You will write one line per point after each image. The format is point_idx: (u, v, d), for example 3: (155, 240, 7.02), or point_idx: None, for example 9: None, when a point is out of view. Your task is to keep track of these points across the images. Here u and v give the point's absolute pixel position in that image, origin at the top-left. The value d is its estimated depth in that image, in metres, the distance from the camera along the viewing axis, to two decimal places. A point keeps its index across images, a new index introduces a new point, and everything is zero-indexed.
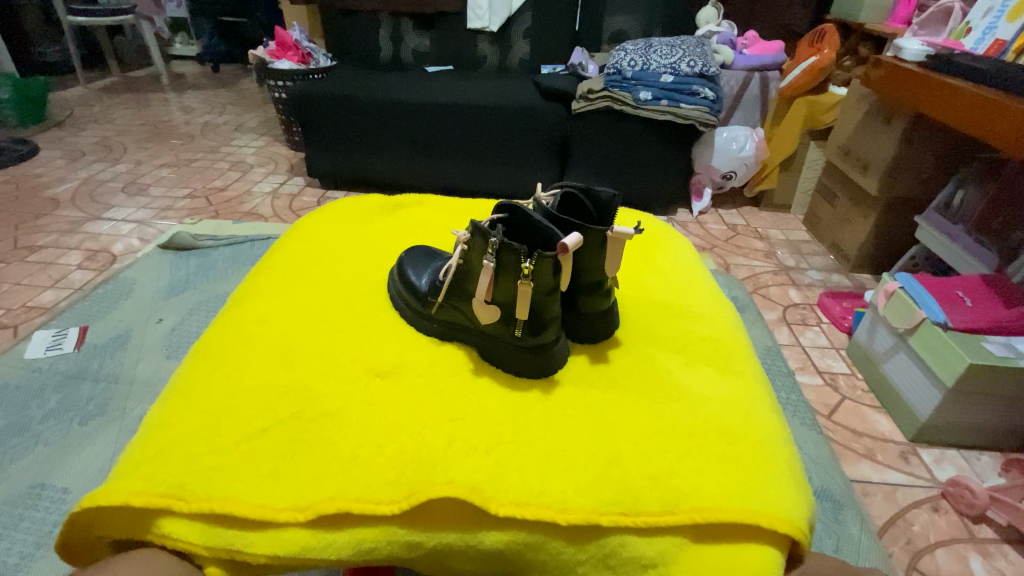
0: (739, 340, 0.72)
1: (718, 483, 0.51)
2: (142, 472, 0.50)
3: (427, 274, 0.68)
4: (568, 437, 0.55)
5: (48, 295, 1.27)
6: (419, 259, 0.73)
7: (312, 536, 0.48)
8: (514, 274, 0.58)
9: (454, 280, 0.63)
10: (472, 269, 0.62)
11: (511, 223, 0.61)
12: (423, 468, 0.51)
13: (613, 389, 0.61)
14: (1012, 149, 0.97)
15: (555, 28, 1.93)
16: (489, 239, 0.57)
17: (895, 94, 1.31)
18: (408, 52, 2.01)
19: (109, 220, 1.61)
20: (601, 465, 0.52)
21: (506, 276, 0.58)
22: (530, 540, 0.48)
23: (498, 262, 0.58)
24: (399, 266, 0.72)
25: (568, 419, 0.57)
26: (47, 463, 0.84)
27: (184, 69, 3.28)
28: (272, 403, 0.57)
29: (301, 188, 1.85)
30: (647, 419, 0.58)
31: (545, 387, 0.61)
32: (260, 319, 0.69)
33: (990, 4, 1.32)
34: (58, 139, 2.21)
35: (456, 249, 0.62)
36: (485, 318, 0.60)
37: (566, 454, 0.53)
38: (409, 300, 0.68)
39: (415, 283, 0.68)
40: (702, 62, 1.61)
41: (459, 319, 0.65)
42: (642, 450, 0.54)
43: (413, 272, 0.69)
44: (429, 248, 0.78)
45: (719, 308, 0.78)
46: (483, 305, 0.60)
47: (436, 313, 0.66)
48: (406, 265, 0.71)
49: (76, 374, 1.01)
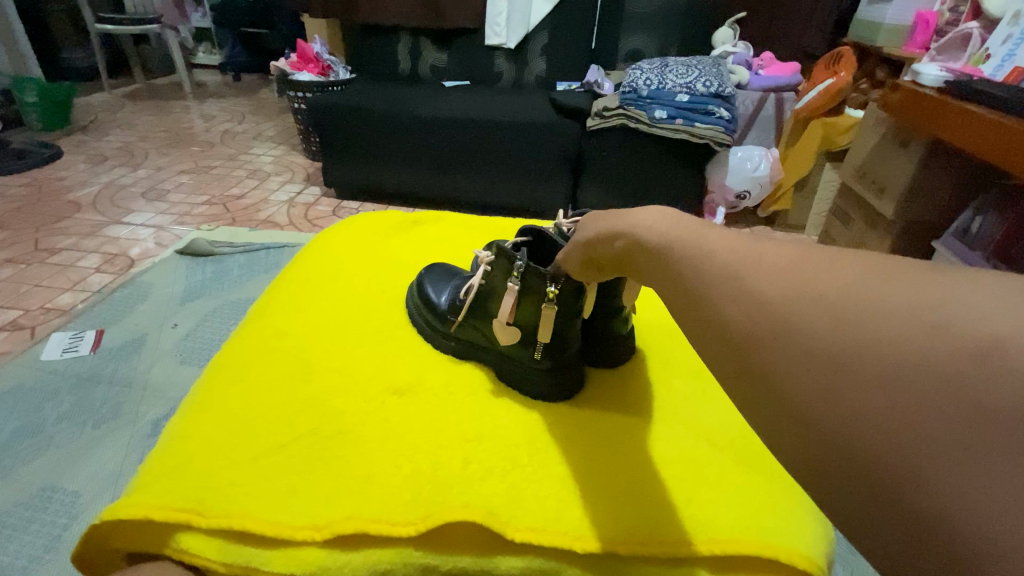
0: None
1: (736, 515, 0.50)
2: (161, 486, 0.51)
3: (451, 290, 0.69)
4: (577, 456, 0.55)
5: (66, 297, 1.30)
6: (438, 276, 0.73)
7: (327, 556, 0.47)
8: (538, 298, 0.57)
9: (476, 299, 0.64)
10: (496, 290, 0.62)
11: (536, 246, 0.62)
12: (439, 489, 0.51)
13: (621, 412, 0.61)
14: None
15: (570, 46, 1.95)
16: (516, 261, 0.57)
17: (914, 119, 1.30)
18: (426, 67, 2.04)
19: (128, 224, 1.64)
20: (617, 492, 0.52)
21: (529, 300, 0.58)
22: (546, 567, 0.48)
23: (523, 286, 0.58)
24: (419, 281, 0.73)
25: (585, 442, 0.57)
26: (59, 466, 0.85)
27: (207, 77, 3.35)
28: (290, 419, 0.57)
29: (317, 198, 1.87)
30: (658, 447, 0.57)
31: (563, 409, 0.61)
32: (281, 332, 0.70)
33: (1009, 31, 1.32)
34: (82, 144, 2.26)
35: (478, 269, 0.63)
36: (506, 339, 0.61)
37: (566, 476, 0.53)
38: (426, 316, 0.69)
39: (435, 299, 0.68)
40: (718, 83, 1.60)
41: (478, 339, 0.65)
42: (648, 478, 0.54)
43: (432, 289, 0.70)
44: (448, 264, 0.78)
45: None
46: (504, 325, 0.60)
47: (455, 330, 0.66)
48: (428, 282, 0.71)
49: (90, 377, 1.02)
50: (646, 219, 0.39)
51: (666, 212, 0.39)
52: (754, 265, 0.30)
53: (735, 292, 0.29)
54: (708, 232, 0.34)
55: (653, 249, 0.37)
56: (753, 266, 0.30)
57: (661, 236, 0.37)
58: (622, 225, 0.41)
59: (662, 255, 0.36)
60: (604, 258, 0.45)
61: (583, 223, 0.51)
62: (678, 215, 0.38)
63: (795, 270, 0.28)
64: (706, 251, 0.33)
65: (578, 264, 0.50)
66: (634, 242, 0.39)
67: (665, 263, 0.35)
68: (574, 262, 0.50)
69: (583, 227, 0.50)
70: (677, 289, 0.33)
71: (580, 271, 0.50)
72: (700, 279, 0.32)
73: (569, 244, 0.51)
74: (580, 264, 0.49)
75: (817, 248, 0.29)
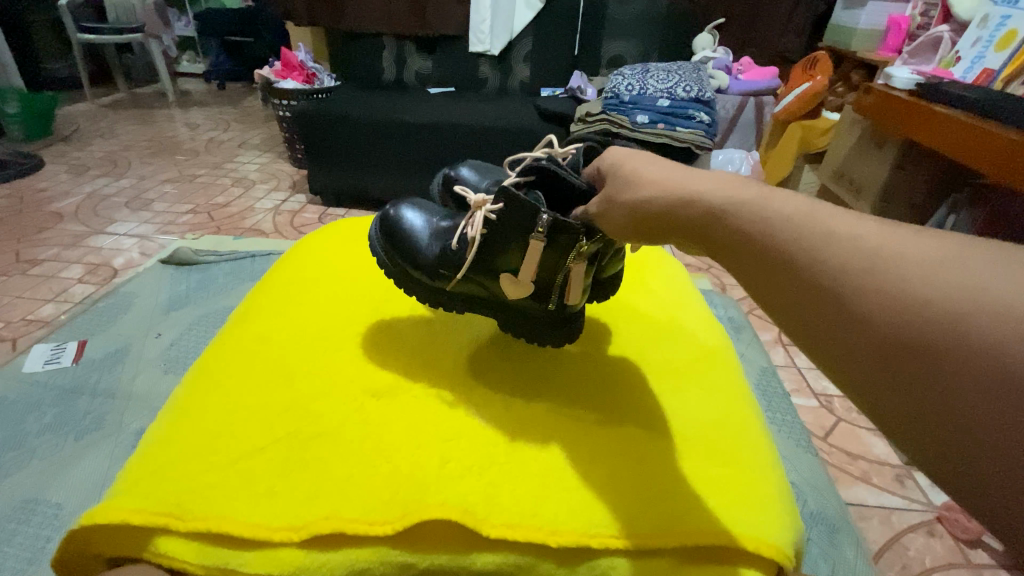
0: (725, 351, 0.75)
1: (713, 502, 0.52)
2: (140, 490, 0.51)
3: (434, 238, 0.67)
4: (566, 443, 0.57)
5: (48, 308, 1.29)
6: (414, 224, 0.69)
7: (306, 555, 0.48)
8: (563, 251, 0.58)
9: (479, 255, 0.63)
10: (506, 245, 0.61)
11: (543, 184, 0.61)
12: (417, 489, 0.51)
13: (604, 406, 0.63)
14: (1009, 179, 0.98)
15: (554, 51, 1.97)
16: (540, 214, 0.57)
17: (887, 121, 1.34)
18: (411, 73, 2.05)
19: (111, 234, 1.63)
20: (621, 489, 0.53)
21: (551, 255, 0.59)
22: (521, 562, 0.49)
23: (550, 239, 0.58)
24: (394, 227, 0.69)
25: (567, 437, 0.58)
26: (42, 478, 0.84)
27: (191, 86, 3.34)
28: (271, 421, 0.58)
29: (303, 205, 1.87)
30: (640, 440, 0.58)
31: (556, 408, 0.62)
32: (260, 336, 0.70)
33: (978, 35, 1.35)
34: (64, 154, 2.24)
35: (480, 219, 0.61)
36: (516, 294, 0.62)
37: (559, 471, 0.54)
38: (409, 268, 0.68)
39: (422, 252, 0.67)
40: (698, 87, 1.64)
41: (483, 293, 0.66)
42: (630, 471, 0.55)
43: (418, 244, 0.67)
44: (409, 201, 0.73)
45: (709, 317, 0.81)
46: (517, 282, 0.61)
47: (449, 287, 0.67)
48: (409, 228, 0.69)
49: (72, 388, 1.01)
50: (724, 193, 0.39)
51: (746, 182, 0.40)
52: (902, 259, 0.30)
53: (875, 293, 0.30)
54: (828, 211, 0.35)
55: (737, 228, 0.37)
56: (900, 262, 0.30)
57: (752, 215, 0.37)
58: (690, 197, 0.41)
59: (751, 245, 0.37)
60: (655, 223, 0.44)
61: (620, 178, 0.48)
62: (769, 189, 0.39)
63: (947, 268, 0.29)
64: (829, 241, 0.33)
65: (620, 223, 0.48)
66: (707, 221, 0.39)
67: (755, 246, 0.36)
68: (619, 216, 0.47)
69: (620, 185, 0.48)
70: (780, 275, 0.35)
71: (624, 227, 0.48)
72: (842, 278, 0.32)
73: (610, 198, 0.49)
74: (623, 220, 0.47)
75: (971, 242, 0.30)
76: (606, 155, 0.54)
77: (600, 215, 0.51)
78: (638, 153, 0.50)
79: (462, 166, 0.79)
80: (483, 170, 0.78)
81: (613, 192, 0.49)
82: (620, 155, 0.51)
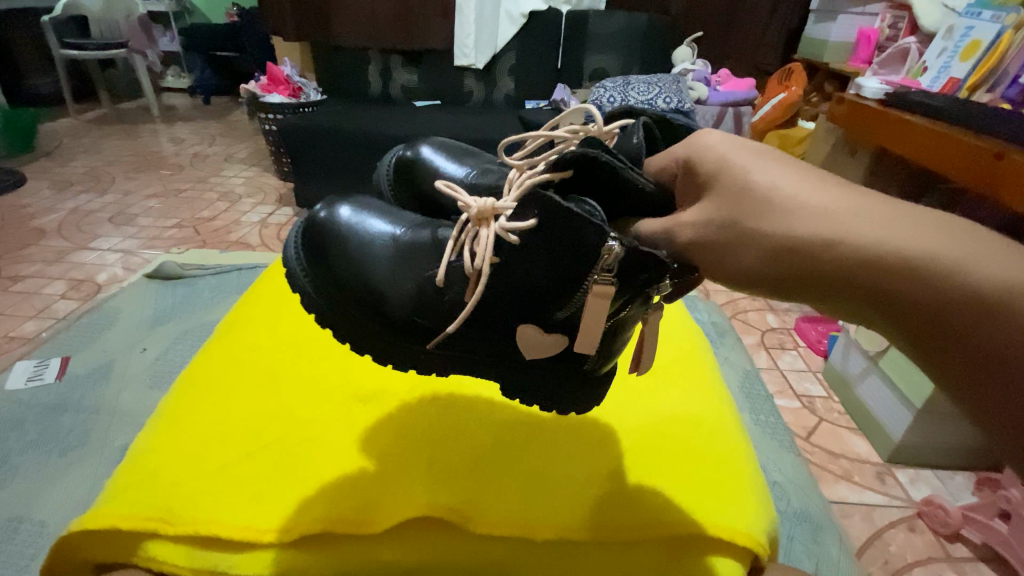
0: (698, 347, 0.78)
1: (711, 499, 0.54)
2: (130, 497, 0.52)
3: (393, 277, 0.60)
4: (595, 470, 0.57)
5: (31, 325, 1.28)
6: (370, 261, 0.61)
7: (294, 556, 0.49)
8: (635, 287, 0.51)
9: (486, 291, 0.56)
10: (528, 277, 0.54)
11: (583, 178, 0.52)
12: (403, 489, 0.53)
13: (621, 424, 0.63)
14: (977, 182, 1.01)
15: (537, 65, 2.02)
16: (608, 242, 0.49)
17: (858, 130, 1.39)
18: (397, 87, 2.08)
19: (95, 250, 1.62)
20: (633, 501, 0.53)
21: (622, 292, 0.52)
22: (506, 556, 0.51)
23: (622, 274, 0.50)
24: (337, 268, 0.61)
25: (600, 466, 0.57)
26: (26, 497, 0.83)
27: (175, 100, 3.33)
28: (258, 428, 0.59)
29: (289, 218, 1.87)
30: (658, 454, 0.59)
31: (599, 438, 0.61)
32: (248, 346, 0.71)
33: (943, 46, 1.40)
34: (46, 170, 2.22)
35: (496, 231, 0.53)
36: (537, 352, 0.56)
37: (579, 490, 0.54)
38: (360, 316, 0.61)
39: (378, 297, 0.59)
40: (677, 99, 1.68)
41: (471, 342, 0.58)
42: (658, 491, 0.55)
43: (381, 286, 0.59)
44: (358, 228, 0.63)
45: (679, 318, 0.84)
46: (549, 337, 0.55)
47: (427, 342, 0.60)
48: (352, 261, 0.61)
49: (56, 405, 1.01)
50: (908, 235, 0.36)
51: (939, 219, 0.37)
52: None
53: None
54: None
55: (924, 280, 0.35)
56: None
57: (944, 271, 0.34)
58: (862, 239, 0.37)
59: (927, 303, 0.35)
60: (798, 262, 0.39)
61: (746, 195, 0.42)
62: (964, 232, 0.36)
63: None
64: None
65: (752, 257, 0.42)
66: (876, 270, 0.36)
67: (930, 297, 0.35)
68: (753, 254, 0.42)
69: (745, 206, 0.42)
70: (936, 334, 0.35)
71: (753, 267, 0.42)
72: None
73: (734, 224, 0.43)
74: (756, 256, 0.42)
75: None
76: (708, 149, 0.46)
77: (702, 234, 0.45)
78: (768, 157, 0.44)
79: (423, 148, 0.76)
80: (448, 152, 0.75)
81: (735, 210, 0.42)
82: (734, 155, 0.44)
